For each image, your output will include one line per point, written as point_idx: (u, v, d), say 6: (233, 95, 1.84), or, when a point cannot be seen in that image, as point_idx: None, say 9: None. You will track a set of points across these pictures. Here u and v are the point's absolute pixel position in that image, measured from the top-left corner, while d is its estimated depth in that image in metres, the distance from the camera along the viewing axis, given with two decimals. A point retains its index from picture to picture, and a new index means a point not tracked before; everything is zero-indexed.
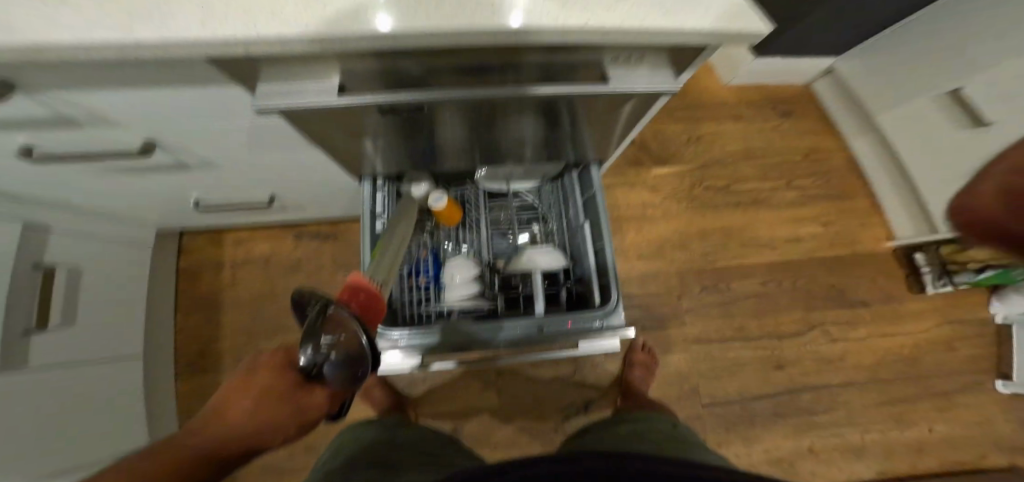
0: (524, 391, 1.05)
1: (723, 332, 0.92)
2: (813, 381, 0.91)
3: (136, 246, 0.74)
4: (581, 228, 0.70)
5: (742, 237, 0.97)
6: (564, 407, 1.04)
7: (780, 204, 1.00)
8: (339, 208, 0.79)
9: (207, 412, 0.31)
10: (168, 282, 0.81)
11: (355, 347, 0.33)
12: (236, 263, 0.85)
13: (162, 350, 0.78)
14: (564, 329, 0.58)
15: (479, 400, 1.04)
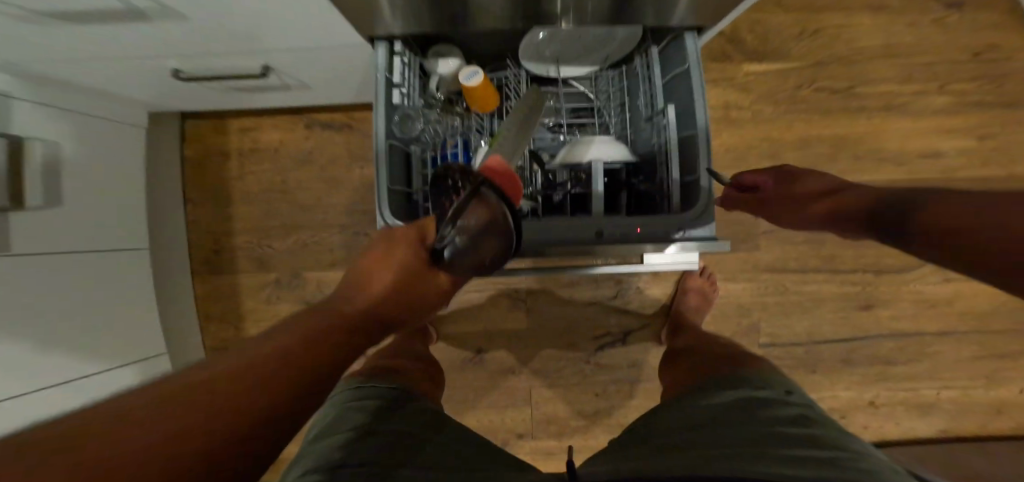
0: (556, 313, 1.07)
1: (771, 264, 0.97)
2: (852, 320, 0.97)
3: (116, 125, 0.74)
4: (663, 112, 0.60)
5: (820, 157, 0.93)
6: (597, 335, 1.08)
7: (855, 127, 0.93)
8: (334, 96, 0.74)
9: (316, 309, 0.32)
10: (169, 171, 0.87)
11: (499, 230, 0.38)
12: (300, 151, 0.89)
13: (159, 236, 0.85)
14: (626, 232, 0.57)
15: (508, 322, 1.08)
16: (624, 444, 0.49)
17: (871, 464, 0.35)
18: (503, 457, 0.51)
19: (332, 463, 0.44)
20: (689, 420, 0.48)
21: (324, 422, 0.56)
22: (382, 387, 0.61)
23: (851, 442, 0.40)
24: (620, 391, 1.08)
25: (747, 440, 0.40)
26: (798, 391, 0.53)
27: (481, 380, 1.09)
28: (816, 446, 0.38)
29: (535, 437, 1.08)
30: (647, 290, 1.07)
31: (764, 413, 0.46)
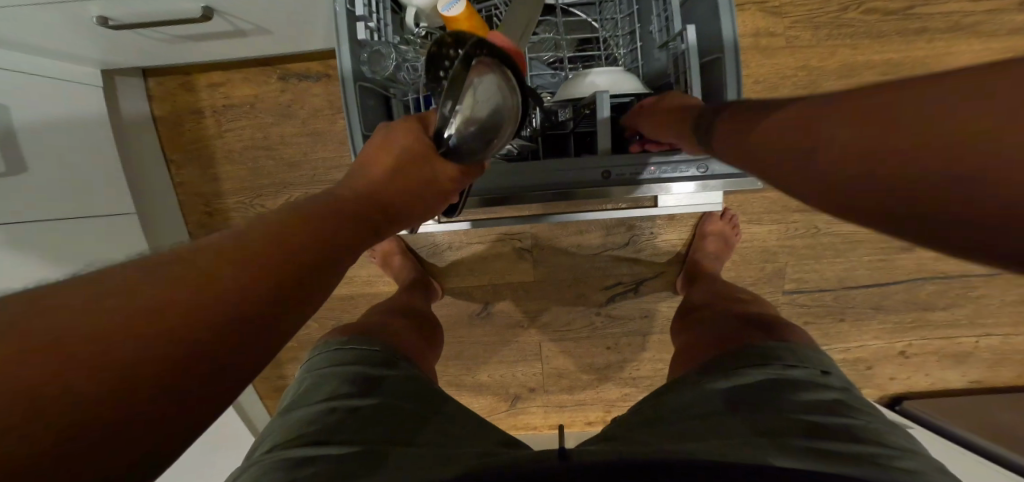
0: (564, 263, 1.04)
1: (799, 204, 0.91)
2: (892, 263, 0.91)
3: (68, 82, 0.70)
4: (680, 35, 0.54)
5: (868, 84, 0.82)
6: (608, 285, 1.05)
7: (907, 51, 0.81)
8: (302, 35, 0.69)
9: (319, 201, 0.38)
10: (144, 130, 0.83)
11: (509, 116, 0.43)
12: (282, 104, 0.84)
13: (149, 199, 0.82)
14: (633, 174, 0.56)
15: (515, 274, 1.06)
16: (649, 421, 0.48)
17: (913, 466, 0.37)
18: (495, 429, 0.53)
19: (313, 445, 0.45)
20: (702, 407, 0.46)
21: (302, 390, 0.55)
22: (359, 351, 0.59)
23: (887, 435, 0.41)
24: (631, 343, 1.07)
25: (781, 432, 0.40)
26: (831, 372, 0.51)
27: (489, 335, 1.09)
28: (855, 443, 0.39)
29: (547, 391, 1.10)
30: (660, 236, 1.02)
31: (792, 397, 0.46)
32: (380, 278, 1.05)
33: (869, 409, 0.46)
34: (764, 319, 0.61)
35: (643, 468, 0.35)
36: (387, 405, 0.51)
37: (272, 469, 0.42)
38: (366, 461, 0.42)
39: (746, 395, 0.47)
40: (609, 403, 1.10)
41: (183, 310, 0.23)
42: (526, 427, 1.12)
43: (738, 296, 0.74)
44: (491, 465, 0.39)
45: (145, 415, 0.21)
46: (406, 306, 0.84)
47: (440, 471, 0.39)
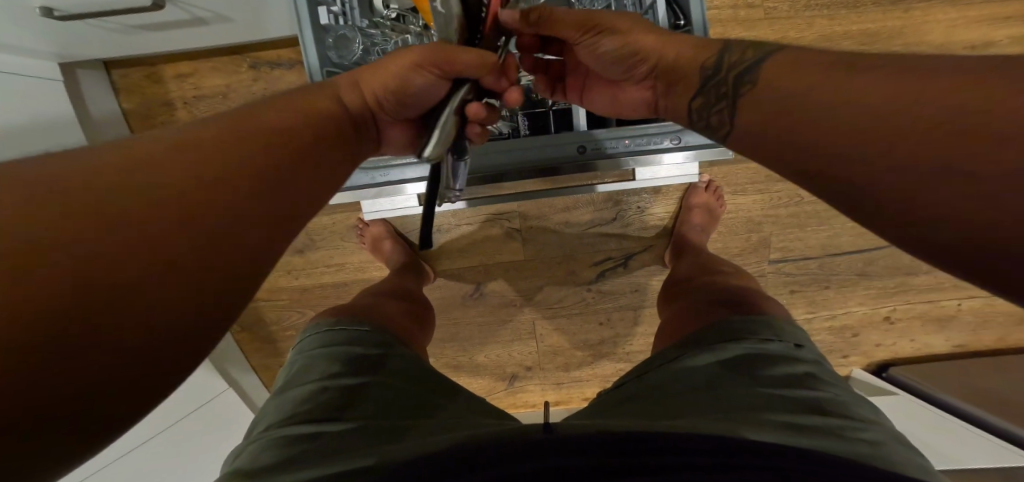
0: (553, 240, 1.05)
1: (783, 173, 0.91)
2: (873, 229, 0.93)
3: (33, 78, 0.67)
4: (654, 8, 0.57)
5: (849, 50, 0.81)
6: (598, 261, 1.06)
7: (886, 19, 0.80)
8: (266, 21, 0.68)
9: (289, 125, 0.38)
10: (117, 128, 0.82)
11: None
12: (254, 90, 0.82)
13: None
14: (606, 146, 0.59)
15: (504, 253, 1.06)
16: (630, 396, 0.50)
17: (875, 435, 0.39)
18: (485, 405, 0.54)
19: (298, 423, 0.46)
20: (675, 383, 0.48)
21: (292, 371, 0.56)
22: (348, 333, 0.60)
23: (853, 406, 0.43)
24: (624, 318, 1.09)
25: (751, 405, 0.42)
26: (807, 343, 0.53)
27: (483, 314, 1.10)
28: (821, 414, 0.41)
29: (542, 368, 1.12)
30: (647, 209, 1.03)
31: (767, 370, 0.47)
32: (370, 263, 1.06)
33: (839, 381, 0.48)
34: (746, 292, 0.63)
35: (618, 438, 0.37)
36: (379, 386, 0.52)
37: (263, 448, 0.44)
38: (357, 436, 0.43)
39: (719, 367, 0.48)
40: (605, 379, 1.12)
41: (180, 242, 0.24)
42: (525, 405, 1.15)
43: (721, 269, 0.75)
44: (469, 435, 0.41)
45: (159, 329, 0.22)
46: (395, 288, 0.86)
47: (425, 444, 0.40)
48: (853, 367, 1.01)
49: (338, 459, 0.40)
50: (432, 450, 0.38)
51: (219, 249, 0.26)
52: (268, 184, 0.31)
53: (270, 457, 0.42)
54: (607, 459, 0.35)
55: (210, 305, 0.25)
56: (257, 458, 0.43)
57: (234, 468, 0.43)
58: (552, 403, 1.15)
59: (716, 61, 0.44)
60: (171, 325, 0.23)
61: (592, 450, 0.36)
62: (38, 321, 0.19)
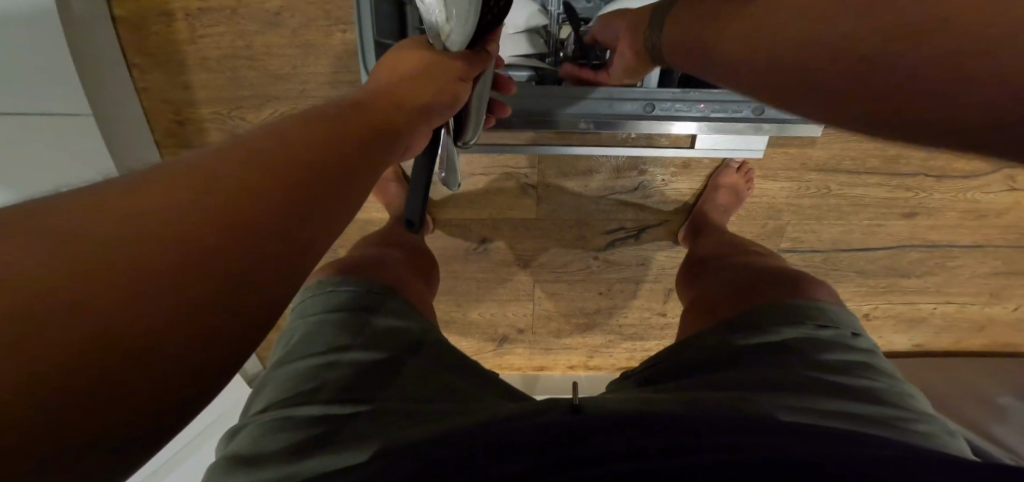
0: (568, 203, 1.02)
1: (818, 163, 0.92)
2: (886, 228, 0.96)
3: None
4: None
5: None
6: (610, 230, 1.05)
7: None
8: None
9: (313, 120, 0.36)
10: (99, 29, 0.71)
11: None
12: (271, 6, 0.73)
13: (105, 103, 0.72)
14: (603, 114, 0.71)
15: (516, 211, 1.04)
16: (668, 377, 0.51)
17: (927, 426, 0.41)
18: (496, 378, 0.53)
19: (318, 399, 0.43)
20: (716, 366, 0.49)
21: (291, 341, 0.50)
22: (354, 295, 0.54)
23: (909, 398, 0.45)
24: (624, 291, 1.10)
25: (805, 394, 0.43)
26: (861, 333, 0.54)
27: (485, 271, 1.09)
28: (875, 406, 0.43)
29: (535, 332, 1.14)
30: (671, 185, 1.01)
31: (821, 357, 0.48)
32: (374, 208, 1.02)
33: (889, 369, 0.50)
34: (780, 273, 0.63)
35: (681, 429, 0.37)
36: (401, 353, 0.49)
37: (282, 424, 0.41)
38: (387, 410, 0.42)
39: (768, 354, 0.49)
40: (593, 349, 1.16)
41: (199, 244, 0.22)
42: (510, 367, 1.18)
43: (752, 250, 0.75)
44: (516, 411, 0.41)
45: (191, 357, 0.21)
46: (399, 237, 0.82)
47: (477, 417, 0.40)
48: None
49: (393, 429, 0.39)
50: (493, 420, 0.39)
51: (242, 254, 0.23)
52: (303, 177, 0.29)
53: (289, 439, 0.40)
54: (653, 440, 0.36)
55: (228, 316, 0.22)
56: (282, 436, 0.40)
57: (250, 444, 0.40)
58: (538, 369, 1.18)
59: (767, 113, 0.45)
60: (182, 340, 0.20)
61: (634, 433, 0.37)
62: (62, 359, 0.17)
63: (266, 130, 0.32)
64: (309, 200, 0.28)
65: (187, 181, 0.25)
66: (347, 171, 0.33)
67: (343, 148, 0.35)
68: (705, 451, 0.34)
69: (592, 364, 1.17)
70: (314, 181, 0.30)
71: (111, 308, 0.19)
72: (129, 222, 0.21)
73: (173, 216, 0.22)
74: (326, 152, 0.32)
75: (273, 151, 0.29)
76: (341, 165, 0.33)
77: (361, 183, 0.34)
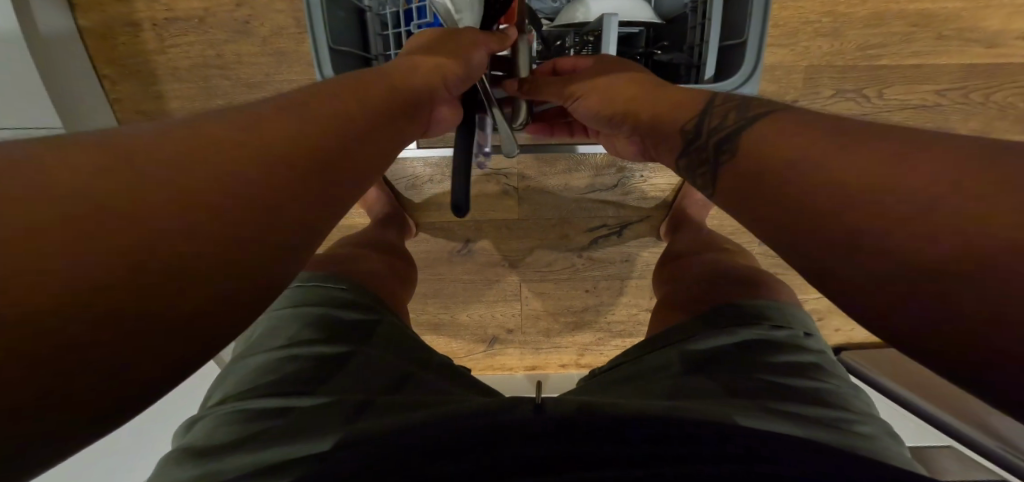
0: (550, 202, 1.03)
1: None
2: None
3: None
4: None
5: (893, 28, 0.80)
6: (593, 228, 1.06)
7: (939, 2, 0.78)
8: None
9: (299, 98, 0.35)
10: (69, 45, 0.72)
11: None
12: (240, 15, 0.73)
13: (79, 115, 0.73)
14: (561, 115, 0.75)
15: (499, 211, 1.05)
16: (627, 379, 0.52)
17: (871, 429, 0.43)
18: (467, 374, 0.54)
19: (274, 394, 0.43)
20: (669, 370, 0.50)
21: (256, 335, 0.51)
22: (323, 296, 0.55)
23: (853, 399, 0.46)
24: (610, 287, 1.11)
25: (749, 397, 0.44)
26: (814, 334, 0.55)
27: (471, 272, 1.10)
28: (817, 406, 0.44)
29: (524, 332, 1.15)
30: (650, 181, 1.02)
31: (772, 358, 0.49)
32: (356, 212, 1.02)
33: (839, 370, 0.51)
34: (745, 273, 0.64)
35: (617, 433, 0.38)
36: (367, 351, 0.49)
37: (235, 419, 0.41)
38: (347, 405, 0.42)
39: (719, 357, 0.50)
40: (583, 347, 1.16)
41: (183, 215, 0.22)
42: (501, 368, 1.18)
43: (721, 247, 0.77)
44: (477, 408, 0.42)
45: (176, 335, 0.21)
46: (378, 240, 0.83)
47: (428, 414, 0.40)
48: None
49: (342, 427, 0.40)
50: (440, 418, 0.39)
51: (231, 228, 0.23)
52: (289, 153, 0.28)
53: (241, 433, 0.40)
54: (591, 446, 0.37)
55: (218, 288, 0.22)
56: (233, 429, 0.40)
57: (201, 439, 0.40)
58: (529, 369, 1.18)
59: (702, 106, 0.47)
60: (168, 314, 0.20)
61: (578, 439, 0.38)
62: (48, 320, 0.17)
63: (250, 105, 0.32)
64: (295, 177, 0.28)
65: (168, 148, 0.24)
66: (335, 149, 0.33)
67: (332, 125, 0.34)
68: (630, 462, 0.35)
69: (583, 362, 1.17)
70: (306, 165, 0.29)
71: (95, 276, 0.18)
72: (112, 186, 0.21)
73: (159, 187, 0.22)
74: (315, 130, 0.32)
75: (254, 126, 0.29)
76: (330, 143, 0.32)
77: (349, 165, 0.34)
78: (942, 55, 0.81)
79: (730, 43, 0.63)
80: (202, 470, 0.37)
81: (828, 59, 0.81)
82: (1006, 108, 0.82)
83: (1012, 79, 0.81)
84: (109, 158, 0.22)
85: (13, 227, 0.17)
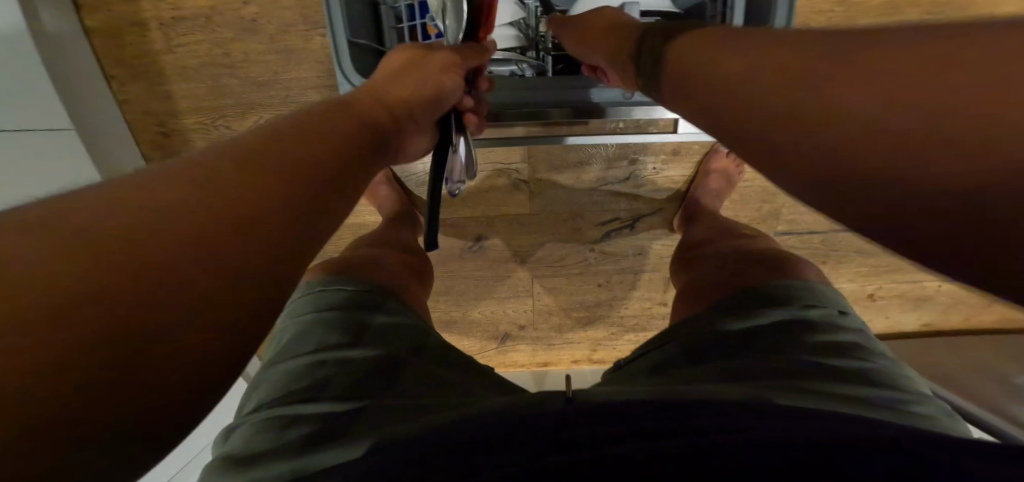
0: (561, 196, 1.02)
1: None
2: None
3: None
4: None
5: (911, 14, 0.78)
6: (604, 221, 1.04)
7: None
8: None
9: (296, 126, 0.37)
10: (77, 46, 0.72)
11: None
12: (246, 12, 0.72)
13: (90, 117, 0.73)
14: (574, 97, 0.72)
15: (509, 206, 1.03)
16: (658, 368, 0.50)
17: (927, 409, 0.40)
18: (498, 378, 0.52)
19: (305, 399, 0.42)
20: (703, 357, 0.48)
21: (282, 342, 0.50)
22: (346, 296, 0.54)
23: (902, 378, 0.44)
24: (623, 282, 1.09)
25: (790, 377, 0.42)
26: (849, 312, 0.53)
27: (482, 269, 1.09)
28: (866, 386, 0.42)
29: (536, 328, 1.14)
30: (663, 172, 1.01)
31: (810, 340, 0.48)
32: (365, 210, 1.02)
33: (882, 349, 0.49)
34: (770, 255, 0.63)
35: (660, 409, 0.36)
36: (393, 352, 0.48)
37: (268, 426, 0.40)
38: (378, 408, 0.41)
39: (755, 340, 0.48)
40: (596, 342, 1.15)
41: (190, 252, 0.23)
42: (514, 364, 1.17)
43: (741, 233, 0.75)
44: (507, 405, 0.40)
45: (181, 370, 0.21)
46: (388, 237, 0.82)
47: (463, 412, 0.39)
48: None
49: (376, 427, 0.39)
50: (476, 414, 0.38)
51: (235, 259, 0.24)
52: (286, 181, 0.30)
53: (276, 438, 0.39)
54: (645, 420, 0.35)
55: (225, 322, 0.23)
56: (268, 436, 0.39)
57: (236, 448, 0.40)
58: (542, 365, 1.17)
59: None
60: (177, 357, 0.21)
61: (614, 419, 0.36)
62: (69, 361, 0.18)
63: (244, 137, 0.33)
64: (294, 203, 0.29)
65: (172, 187, 0.25)
66: (330, 173, 0.35)
67: (325, 151, 0.36)
68: (679, 433, 0.33)
69: (596, 358, 1.16)
70: (303, 178, 0.32)
71: (108, 318, 0.19)
72: (123, 231, 0.22)
73: (166, 228, 0.23)
74: (311, 156, 0.34)
75: (252, 157, 0.30)
76: (326, 168, 0.35)
77: (343, 187, 0.36)
78: None
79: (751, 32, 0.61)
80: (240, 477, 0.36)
81: None
82: None
83: None
84: (133, 193, 0.24)
85: (38, 275, 0.19)
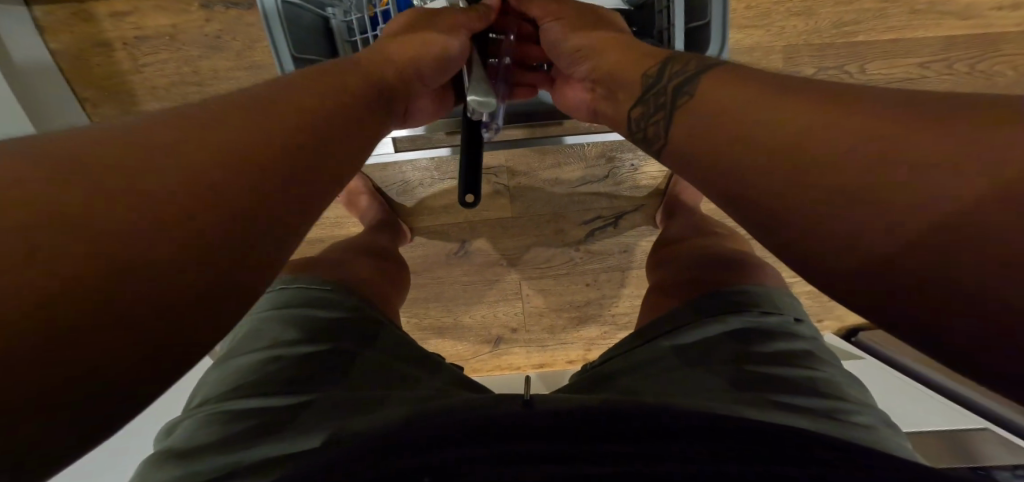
0: (543, 198, 1.03)
1: None
2: None
3: None
4: None
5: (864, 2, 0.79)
6: (588, 221, 1.05)
7: None
8: None
9: (281, 97, 0.36)
10: (45, 71, 0.74)
11: None
12: (210, 31, 0.75)
13: None
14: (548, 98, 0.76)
15: (491, 210, 1.04)
16: (617, 373, 0.51)
17: (866, 419, 0.41)
18: (457, 373, 0.53)
19: (251, 395, 0.43)
20: (657, 362, 0.49)
21: (239, 336, 0.50)
22: (308, 295, 0.54)
23: (847, 387, 0.45)
24: (611, 280, 1.10)
25: (733, 388, 0.43)
26: (805, 319, 0.54)
27: (469, 273, 1.09)
28: (807, 394, 0.42)
29: (528, 330, 1.14)
30: (641, 169, 1.01)
31: (762, 346, 0.48)
32: (348, 220, 1.03)
33: (832, 358, 0.49)
34: (737, 258, 0.63)
35: (600, 415, 0.37)
36: (351, 350, 0.49)
37: (212, 420, 0.41)
38: (327, 406, 0.42)
39: (708, 344, 0.49)
40: (590, 342, 1.14)
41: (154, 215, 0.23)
42: (510, 368, 1.16)
43: (714, 231, 0.75)
44: (460, 405, 0.41)
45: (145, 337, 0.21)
46: (368, 245, 0.83)
47: (409, 410, 0.40)
48: (824, 331, 1.06)
49: (316, 426, 0.39)
50: (417, 414, 0.39)
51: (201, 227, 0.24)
52: (265, 152, 0.30)
53: (219, 433, 0.40)
54: (584, 426, 0.36)
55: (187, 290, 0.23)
56: (210, 431, 0.40)
57: (180, 441, 0.40)
58: (538, 367, 1.17)
59: (659, 73, 0.48)
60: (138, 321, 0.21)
61: (556, 425, 0.36)
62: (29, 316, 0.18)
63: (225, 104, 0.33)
64: (271, 177, 0.29)
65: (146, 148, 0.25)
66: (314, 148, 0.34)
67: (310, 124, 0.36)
68: (605, 442, 0.34)
69: (590, 358, 1.16)
70: (284, 151, 0.31)
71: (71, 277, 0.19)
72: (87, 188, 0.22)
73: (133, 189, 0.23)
74: (294, 129, 0.34)
75: (230, 124, 0.30)
76: (310, 142, 0.34)
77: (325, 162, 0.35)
78: (915, 28, 0.79)
79: (694, 24, 0.62)
80: (179, 471, 0.37)
81: (804, 37, 0.80)
82: (994, 75, 0.80)
83: (994, 46, 0.79)
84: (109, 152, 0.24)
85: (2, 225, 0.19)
